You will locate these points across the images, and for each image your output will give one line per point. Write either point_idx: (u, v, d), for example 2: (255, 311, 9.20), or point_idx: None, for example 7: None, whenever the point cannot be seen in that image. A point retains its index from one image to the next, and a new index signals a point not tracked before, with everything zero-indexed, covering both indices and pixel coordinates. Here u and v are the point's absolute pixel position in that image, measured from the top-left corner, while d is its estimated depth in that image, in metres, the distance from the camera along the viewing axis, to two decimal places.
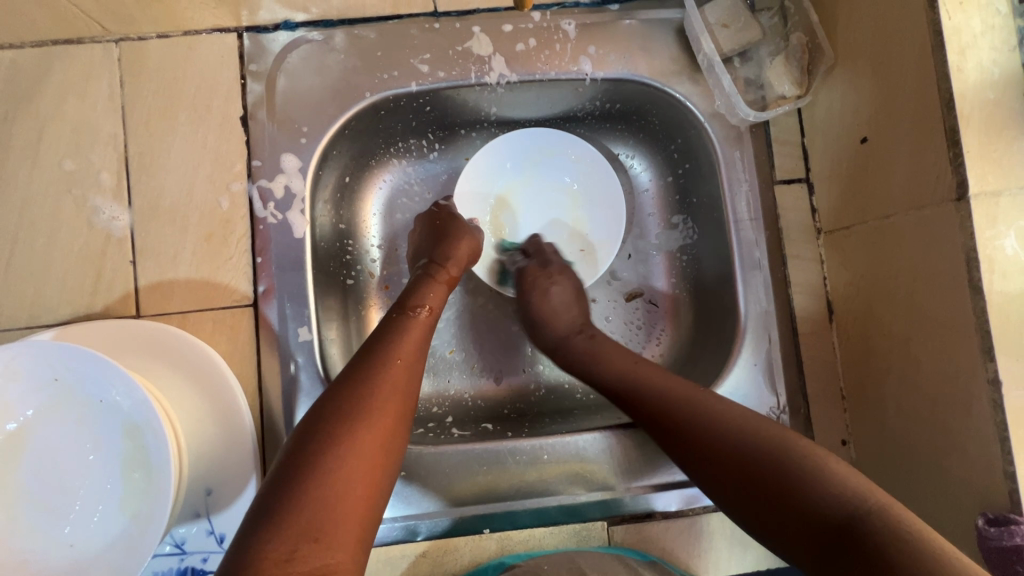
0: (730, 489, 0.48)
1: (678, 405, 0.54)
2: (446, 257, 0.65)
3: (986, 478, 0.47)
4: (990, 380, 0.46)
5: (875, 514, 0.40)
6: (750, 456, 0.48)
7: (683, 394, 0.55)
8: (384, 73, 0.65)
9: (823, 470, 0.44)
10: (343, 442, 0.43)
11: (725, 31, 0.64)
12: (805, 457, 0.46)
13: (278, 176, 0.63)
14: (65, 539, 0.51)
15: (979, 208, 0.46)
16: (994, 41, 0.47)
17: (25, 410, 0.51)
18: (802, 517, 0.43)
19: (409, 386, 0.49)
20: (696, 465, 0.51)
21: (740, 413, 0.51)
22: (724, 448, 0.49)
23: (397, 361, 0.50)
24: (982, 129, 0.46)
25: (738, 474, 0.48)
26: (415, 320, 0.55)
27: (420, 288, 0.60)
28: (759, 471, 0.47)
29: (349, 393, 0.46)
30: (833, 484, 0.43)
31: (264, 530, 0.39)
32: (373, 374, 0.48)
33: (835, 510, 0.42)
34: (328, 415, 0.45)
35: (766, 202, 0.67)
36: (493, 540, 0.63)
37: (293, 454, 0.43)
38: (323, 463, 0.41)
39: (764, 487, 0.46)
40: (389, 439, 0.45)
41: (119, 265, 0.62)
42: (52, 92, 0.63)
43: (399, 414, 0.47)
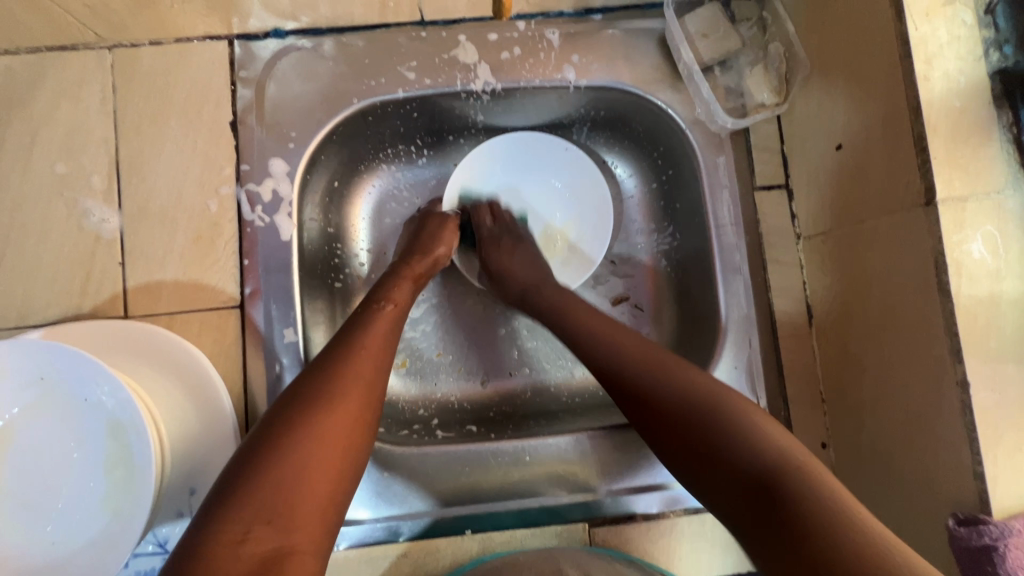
0: (668, 440, 0.49)
1: (636, 357, 0.53)
2: (415, 255, 0.66)
3: (957, 478, 0.48)
4: (959, 382, 0.46)
5: (799, 475, 0.42)
6: (690, 413, 0.48)
7: (638, 350, 0.54)
8: (371, 80, 0.66)
9: (763, 435, 0.45)
10: (306, 429, 0.44)
11: (704, 40, 0.66)
12: (753, 422, 0.46)
13: (266, 179, 0.64)
14: (48, 537, 0.51)
15: (946, 213, 0.47)
16: (960, 51, 0.48)
17: (11, 409, 0.52)
18: (729, 476, 0.44)
19: (377, 377, 0.50)
20: (638, 417, 0.51)
21: (671, 375, 0.51)
22: (676, 407, 0.48)
23: (363, 350, 0.51)
24: (949, 135, 0.48)
25: (680, 433, 0.48)
26: (383, 313, 0.56)
27: (386, 284, 0.61)
28: (698, 429, 0.47)
29: (314, 383, 0.47)
30: (755, 445, 0.44)
31: (221, 513, 0.39)
32: (339, 365, 0.49)
33: (756, 471, 0.43)
34: (293, 404, 0.45)
35: (746, 207, 0.68)
36: (475, 542, 0.62)
37: (256, 441, 0.43)
38: (284, 449, 0.42)
39: (697, 432, 0.47)
40: (355, 427, 0.46)
41: (108, 266, 0.63)
42: (45, 97, 0.64)
43: (365, 405, 0.48)
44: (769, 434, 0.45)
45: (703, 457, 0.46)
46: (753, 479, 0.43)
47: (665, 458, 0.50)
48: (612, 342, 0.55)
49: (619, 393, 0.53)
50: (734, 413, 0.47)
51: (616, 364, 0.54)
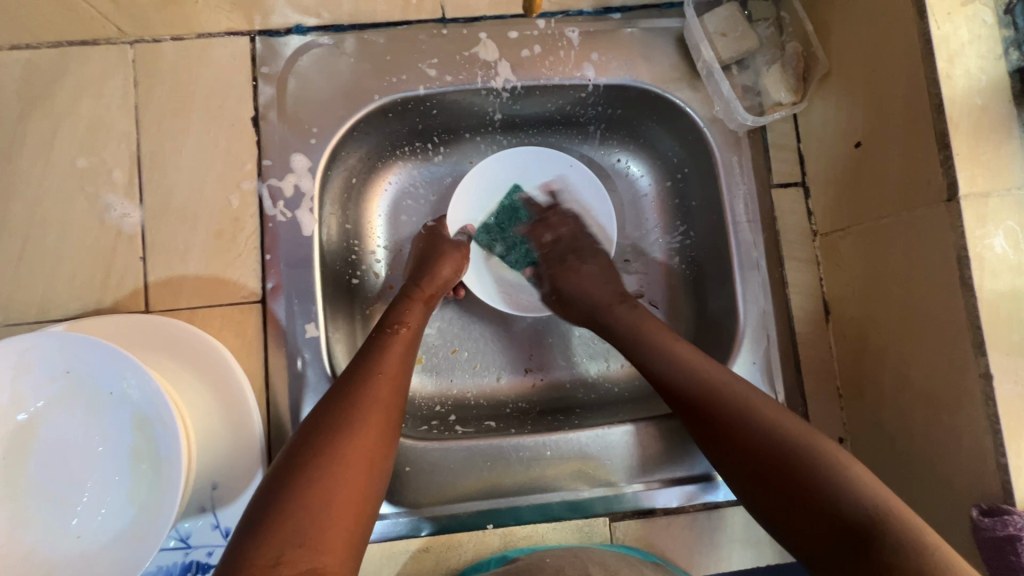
0: (762, 478, 0.49)
1: (720, 394, 0.54)
2: (423, 276, 0.66)
3: (980, 470, 0.48)
4: (982, 374, 0.47)
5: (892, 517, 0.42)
6: (787, 451, 0.48)
7: (736, 389, 0.54)
8: (392, 76, 0.67)
9: (851, 476, 0.45)
10: (333, 455, 0.44)
11: (724, 39, 0.66)
12: (828, 459, 0.47)
13: (287, 175, 0.64)
14: (73, 531, 0.51)
15: (969, 209, 0.48)
16: (981, 50, 0.49)
17: (36, 402, 0.51)
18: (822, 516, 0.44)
19: (396, 402, 0.51)
20: (725, 457, 0.53)
21: (782, 415, 0.51)
22: (777, 446, 0.49)
23: (381, 375, 0.52)
24: (971, 132, 0.48)
25: (773, 470, 0.48)
26: (398, 337, 0.57)
27: (396, 309, 0.62)
28: (796, 467, 0.47)
29: (337, 409, 0.48)
30: (855, 493, 0.44)
31: (255, 536, 0.40)
32: (361, 392, 0.50)
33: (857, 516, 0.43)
34: (317, 430, 0.46)
35: (763, 205, 0.68)
36: (497, 536, 0.62)
37: (284, 468, 0.44)
38: (313, 474, 0.43)
39: (791, 470, 0.47)
40: (377, 450, 0.47)
41: (129, 261, 0.62)
42: (66, 91, 0.64)
43: (387, 428, 0.49)
44: (852, 475, 0.45)
45: (795, 497, 0.46)
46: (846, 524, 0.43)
47: (754, 497, 0.50)
48: (709, 381, 0.55)
49: (718, 431, 0.53)
50: (818, 449, 0.48)
51: (708, 400, 0.54)
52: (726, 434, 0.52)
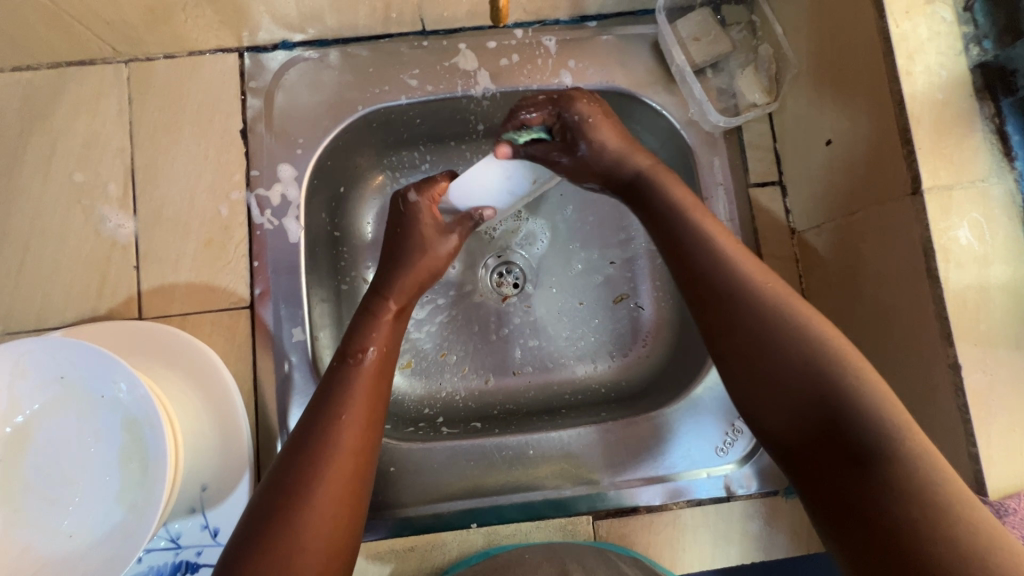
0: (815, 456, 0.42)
1: (814, 352, 0.45)
2: (389, 285, 0.62)
3: (954, 460, 0.48)
4: (951, 366, 0.47)
5: (953, 513, 0.37)
6: (867, 429, 0.41)
7: (781, 305, 0.47)
8: (375, 88, 0.69)
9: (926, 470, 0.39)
10: (294, 515, 0.44)
11: (696, 43, 0.68)
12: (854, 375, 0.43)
13: (274, 185, 0.67)
14: (65, 531, 0.53)
15: (933, 201, 0.49)
16: (940, 46, 0.50)
17: (31, 405, 0.54)
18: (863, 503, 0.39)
19: (357, 443, 0.49)
20: (738, 365, 0.48)
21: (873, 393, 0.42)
22: (858, 416, 0.41)
23: (346, 420, 0.50)
24: (933, 127, 0.49)
25: (790, 384, 0.44)
26: (357, 369, 0.54)
27: (361, 329, 0.58)
28: (868, 451, 0.40)
29: (292, 469, 0.46)
30: (877, 419, 0.41)
31: None
32: (314, 443, 0.48)
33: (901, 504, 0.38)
34: (272, 495, 0.45)
35: (741, 203, 0.69)
36: (480, 535, 0.63)
37: (248, 530, 0.44)
38: (261, 548, 0.42)
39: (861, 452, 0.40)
40: (341, 511, 0.46)
41: (123, 270, 0.65)
42: (65, 110, 0.67)
43: (354, 472, 0.48)
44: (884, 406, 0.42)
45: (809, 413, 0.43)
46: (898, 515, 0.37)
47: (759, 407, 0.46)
48: (757, 293, 0.48)
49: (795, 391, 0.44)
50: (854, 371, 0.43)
51: (799, 362, 0.45)
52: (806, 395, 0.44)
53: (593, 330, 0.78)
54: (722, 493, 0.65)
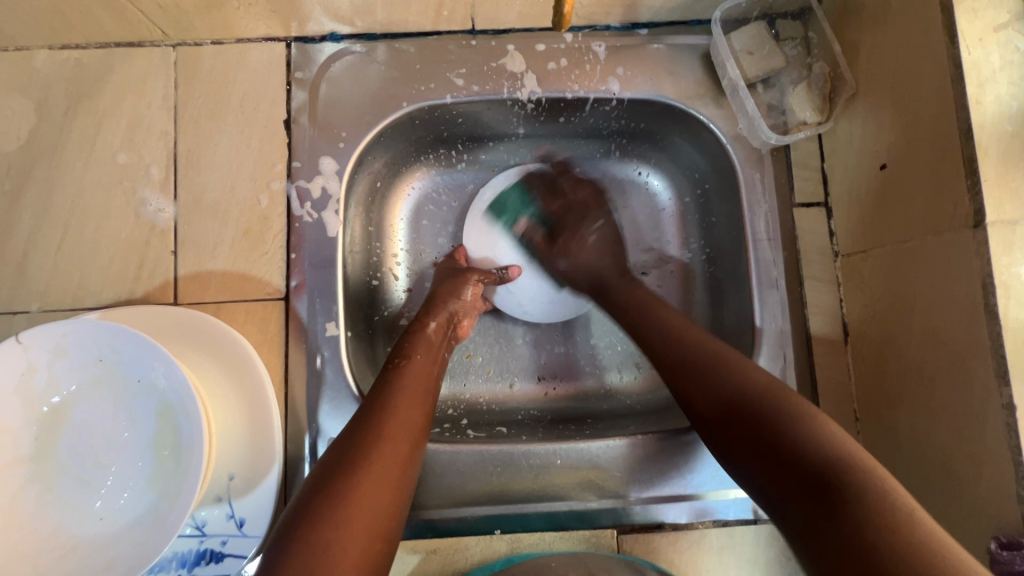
0: (730, 432, 0.50)
1: (702, 351, 0.56)
2: (425, 313, 0.66)
3: (1000, 501, 0.47)
4: (1005, 405, 0.47)
5: (863, 473, 0.42)
6: (758, 406, 0.49)
7: (716, 356, 0.55)
8: (421, 85, 0.68)
9: (822, 426, 0.46)
10: (347, 484, 0.45)
11: (750, 57, 0.67)
12: (805, 415, 0.47)
13: (316, 177, 0.66)
14: (96, 513, 0.53)
15: (996, 236, 0.48)
16: (1014, 75, 0.49)
17: (69, 385, 0.54)
18: (787, 467, 0.45)
19: (409, 435, 0.51)
20: (700, 411, 0.54)
21: (761, 373, 0.53)
22: (745, 395, 0.51)
23: (398, 408, 0.52)
24: (1001, 159, 0.48)
25: (739, 422, 0.50)
26: (405, 372, 0.57)
27: (403, 344, 0.61)
28: (767, 419, 0.48)
29: (347, 454, 0.47)
30: (817, 444, 0.44)
31: (275, 560, 0.41)
32: (370, 434, 0.49)
33: (818, 459, 0.43)
34: (326, 476, 0.46)
35: (784, 222, 0.68)
36: (504, 541, 0.63)
37: (302, 499, 0.45)
38: (313, 526, 0.42)
39: (766, 428, 0.47)
40: (389, 488, 0.46)
41: (161, 254, 0.65)
42: (111, 90, 0.67)
43: (404, 457, 0.49)
44: (830, 431, 0.45)
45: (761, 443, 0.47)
46: (810, 472, 0.43)
47: (719, 445, 0.52)
48: (696, 352, 0.56)
49: (696, 385, 0.54)
50: (799, 408, 0.48)
51: (689, 358, 0.56)
52: (705, 389, 0.53)
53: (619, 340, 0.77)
54: (749, 516, 0.64)
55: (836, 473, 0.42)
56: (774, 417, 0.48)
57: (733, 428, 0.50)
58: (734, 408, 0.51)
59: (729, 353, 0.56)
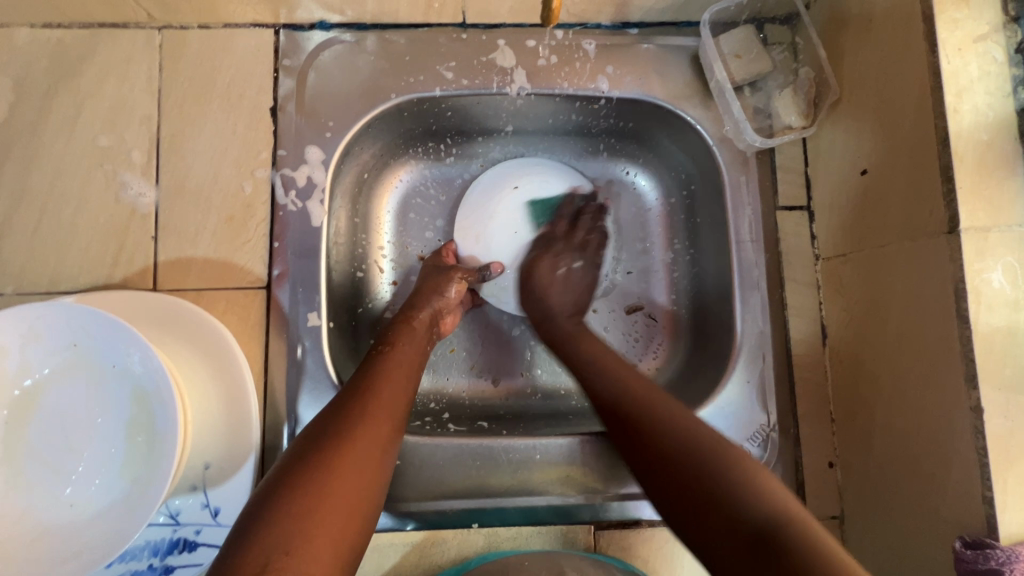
0: (667, 498, 0.49)
1: (634, 403, 0.55)
2: (412, 304, 0.66)
3: (966, 502, 0.48)
4: (972, 408, 0.48)
5: (795, 531, 0.42)
6: (697, 454, 0.49)
7: (649, 400, 0.55)
8: (410, 77, 0.68)
9: (754, 484, 0.46)
10: (326, 462, 0.44)
11: (737, 60, 0.67)
12: (738, 472, 0.47)
13: (301, 166, 0.66)
14: (66, 499, 0.52)
15: (969, 242, 0.49)
16: (990, 86, 0.50)
17: (42, 368, 0.53)
18: (730, 534, 0.44)
19: (390, 416, 0.51)
20: (640, 453, 0.52)
21: (698, 423, 0.52)
22: (678, 447, 0.50)
23: (379, 392, 0.52)
24: (975, 167, 0.49)
25: (677, 482, 0.48)
26: (389, 358, 0.57)
27: (389, 333, 0.61)
28: (708, 481, 0.47)
29: (328, 430, 0.47)
30: (752, 503, 0.44)
31: (249, 538, 0.39)
32: (351, 413, 0.49)
33: (756, 523, 0.43)
34: (306, 450, 0.45)
35: (767, 225, 0.69)
36: (481, 536, 0.64)
37: (279, 477, 0.44)
38: (290, 497, 0.42)
39: (705, 492, 0.46)
40: (369, 467, 0.46)
41: (141, 239, 0.64)
42: (93, 71, 0.66)
43: (384, 437, 0.49)
44: (763, 485, 0.46)
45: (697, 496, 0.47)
46: (749, 531, 0.43)
47: (660, 504, 0.50)
48: (633, 393, 0.56)
49: (634, 445, 0.53)
50: (731, 459, 0.48)
51: (624, 401, 0.56)
52: (642, 449, 0.52)
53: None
54: None
55: (766, 529, 0.42)
56: (713, 470, 0.47)
57: (676, 480, 0.49)
58: (673, 471, 0.49)
59: (667, 404, 0.55)
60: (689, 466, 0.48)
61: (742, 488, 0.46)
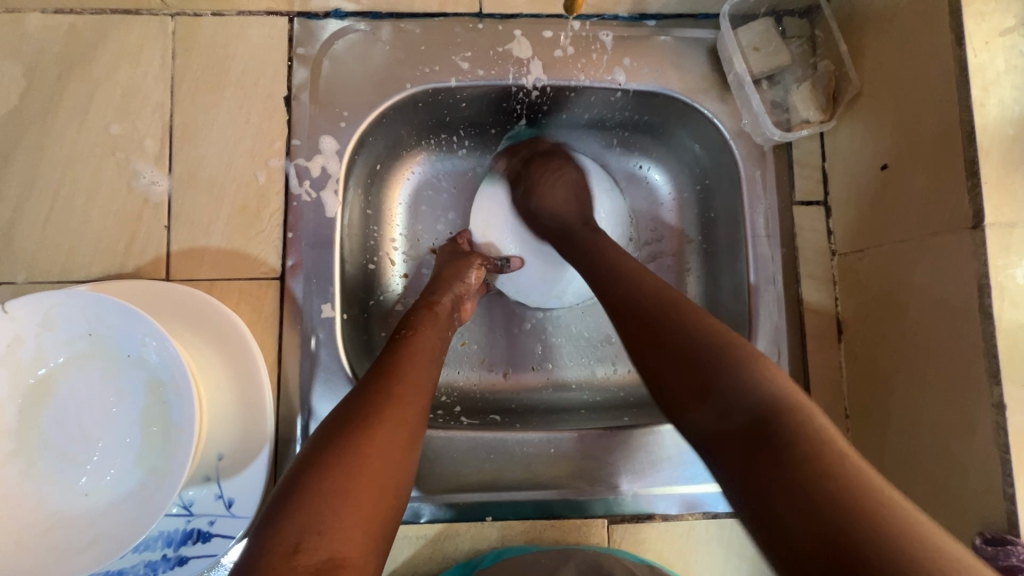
0: (675, 390, 0.46)
1: (645, 310, 0.52)
2: (433, 290, 0.65)
3: (986, 499, 0.48)
4: (994, 404, 0.48)
5: (799, 423, 0.39)
6: (702, 350, 0.46)
7: (665, 296, 0.53)
8: (425, 67, 0.67)
9: (763, 373, 0.43)
10: (353, 444, 0.44)
11: (756, 53, 0.67)
12: (750, 362, 0.44)
13: (315, 156, 0.65)
14: (81, 489, 0.52)
15: (994, 237, 0.48)
16: (1017, 80, 0.50)
17: (57, 358, 0.52)
18: (731, 419, 0.41)
19: (415, 400, 0.50)
20: (645, 353, 0.50)
21: (708, 321, 0.49)
22: (687, 342, 0.47)
23: (403, 375, 0.52)
24: (1001, 161, 0.49)
25: (688, 370, 0.46)
26: (412, 343, 0.57)
27: (411, 318, 0.61)
28: (713, 375, 0.44)
29: (354, 413, 0.47)
30: (756, 388, 0.42)
31: (279, 521, 0.40)
32: (377, 396, 0.49)
33: (749, 412, 0.40)
34: (334, 432, 0.45)
35: (784, 220, 0.68)
36: (495, 529, 0.63)
37: (307, 459, 0.44)
38: (319, 478, 0.42)
39: (710, 383, 0.44)
40: (396, 449, 0.46)
41: (154, 228, 0.63)
42: (105, 58, 0.65)
43: (410, 419, 0.49)
44: (770, 376, 0.43)
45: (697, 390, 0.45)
46: (746, 421, 0.40)
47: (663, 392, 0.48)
48: (639, 294, 0.54)
49: (641, 346, 0.51)
50: (742, 353, 0.45)
51: (636, 305, 0.53)
52: (648, 351, 0.50)
53: (598, 330, 0.78)
54: None
55: (767, 418, 0.39)
56: (721, 366, 0.44)
57: (682, 373, 0.46)
58: (682, 363, 0.47)
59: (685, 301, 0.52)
60: (699, 356, 0.46)
61: (750, 375, 0.43)
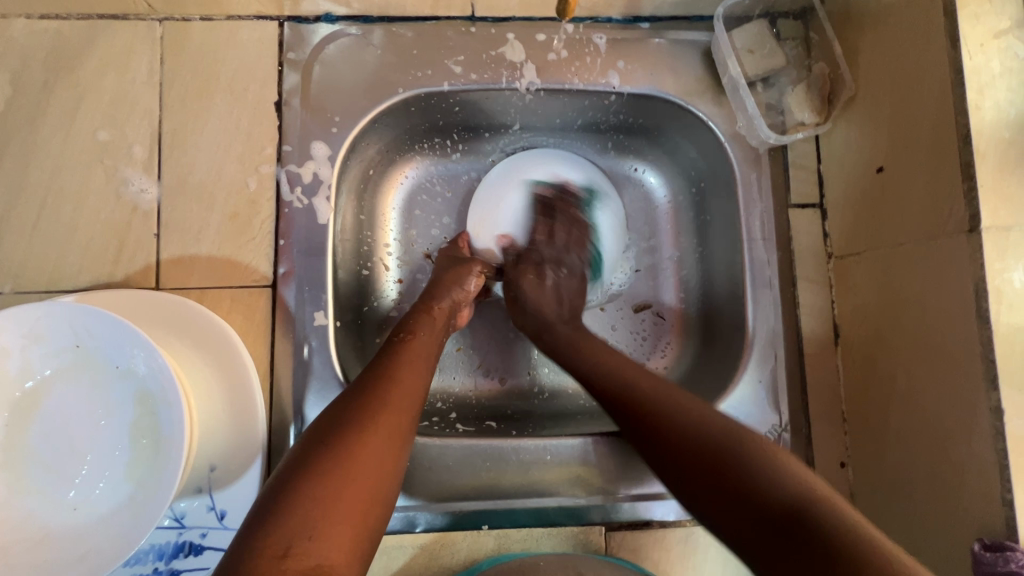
0: (698, 486, 0.47)
1: (655, 397, 0.53)
2: (431, 295, 0.65)
3: (985, 505, 0.48)
4: (992, 409, 0.47)
5: (835, 513, 0.41)
6: (715, 447, 0.48)
7: (659, 391, 0.54)
8: (418, 71, 0.67)
9: (779, 464, 0.45)
10: (346, 446, 0.44)
11: (750, 56, 0.66)
12: (761, 450, 0.46)
13: (306, 162, 0.64)
14: (69, 502, 0.51)
15: (990, 241, 0.48)
16: (1013, 83, 0.49)
17: (44, 369, 0.52)
18: (762, 515, 0.43)
19: (410, 406, 0.50)
20: (661, 457, 0.51)
21: (707, 411, 0.51)
22: (698, 442, 0.48)
23: (397, 377, 0.51)
24: (997, 164, 0.48)
25: (708, 473, 0.47)
26: (409, 346, 0.56)
27: (409, 321, 0.60)
28: (732, 469, 0.46)
29: (346, 414, 0.46)
30: (782, 482, 0.44)
31: (268, 523, 0.39)
32: (372, 400, 0.48)
33: (781, 500, 0.43)
34: (327, 434, 0.45)
35: (779, 223, 0.68)
36: (491, 537, 0.63)
37: (298, 460, 0.43)
38: (310, 482, 0.41)
39: (732, 480, 0.45)
40: (389, 452, 0.45)
41: (143, 236, 0.62)
42: (92, 64, 0.64)
43: (403, 423, 0.48)
44: (789, 468, 0.45)
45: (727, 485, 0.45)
46: (778, 512, 0.42)
47: (689, 498, 0.48)
48: (636, 391, 0.55)
49: (654, 439, 0.52)
50: (752, 444, 0.47)
51: (633, 400, 0.54)
52: (664, 444, 0.51)
53: (597, 333, 0.76)
54: None
55: (801, 512, 0.41)
56: (737, 459, 0.46)
57: (702, 477, 0.47)
58: (701, 460, 0.48)
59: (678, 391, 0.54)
60: (714, 451, 0.47)
61: (771, 469, 0.45)
